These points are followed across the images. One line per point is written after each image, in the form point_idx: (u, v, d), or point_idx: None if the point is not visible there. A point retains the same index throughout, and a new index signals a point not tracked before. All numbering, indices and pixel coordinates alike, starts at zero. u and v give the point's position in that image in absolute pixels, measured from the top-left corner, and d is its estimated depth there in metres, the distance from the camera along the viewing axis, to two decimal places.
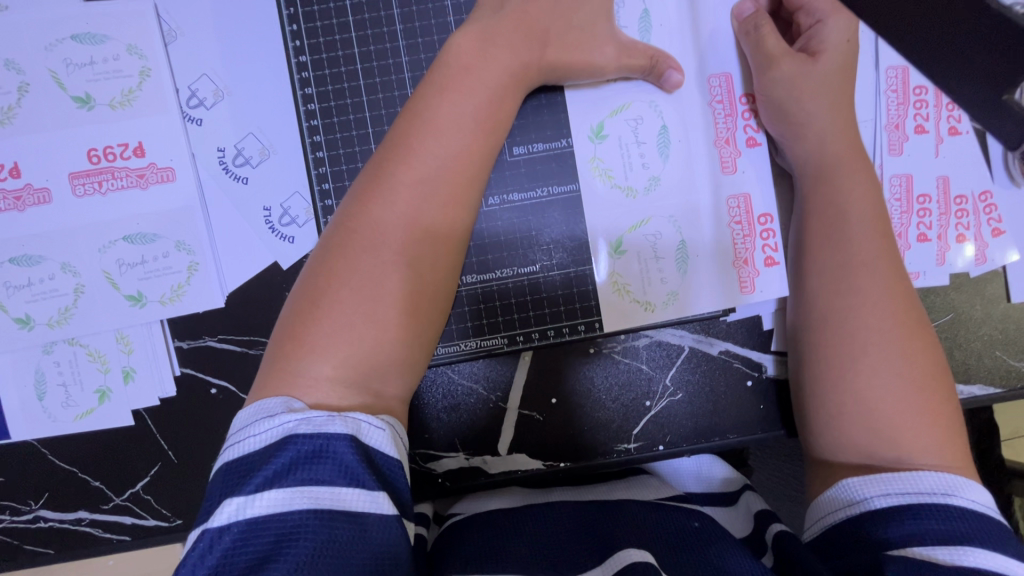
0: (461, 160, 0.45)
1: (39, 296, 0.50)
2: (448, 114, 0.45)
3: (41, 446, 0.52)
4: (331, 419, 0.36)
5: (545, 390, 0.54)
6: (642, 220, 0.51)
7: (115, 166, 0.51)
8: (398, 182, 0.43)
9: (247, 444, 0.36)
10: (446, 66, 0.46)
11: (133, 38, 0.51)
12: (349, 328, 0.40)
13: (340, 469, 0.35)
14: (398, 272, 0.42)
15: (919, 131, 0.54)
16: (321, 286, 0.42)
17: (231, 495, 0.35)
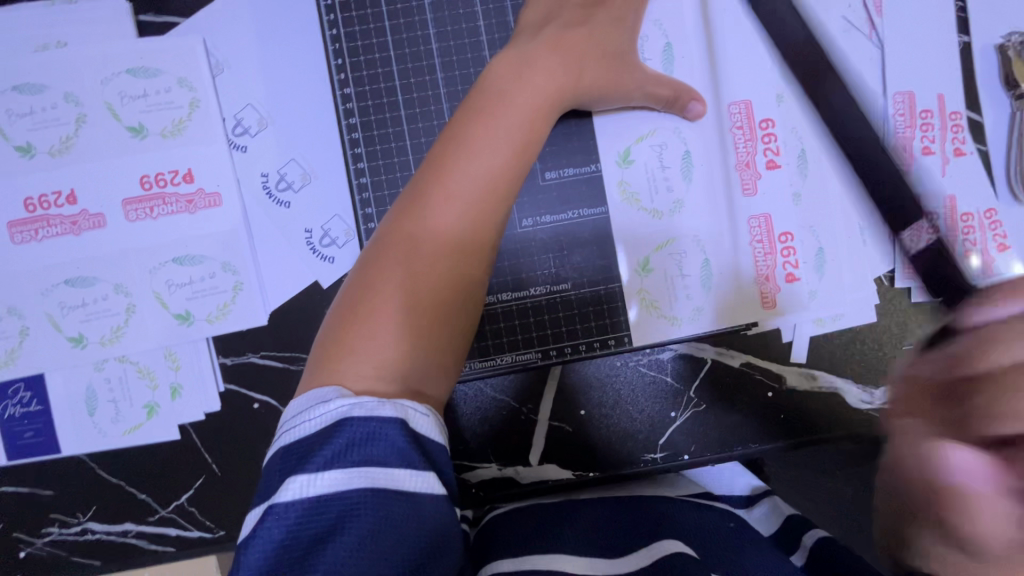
0: (495, 173, 0.46)
1: (92, 316, 0.53)
2: (484, 129, 0.46)
3: (90, 460, 0.54)
4: (383, 405, 0.39)
5: (575, 402, 0.56)
6: (667, 240, 0.54)
7: (166, 192, 0.53)
8: (434, 198, 0.44)
9: (304, 427, 0.39)
10: (484, 88, 0.48)
11: (183, 72, 0.54)
12: (390, 339, 0.42)
13: (394, 452, 0.38)
14: (432, 281, 0.44)
15: (926, 153, 0.57)
16: (362, 297, 0.43)
17: (292, 475, 0.37)
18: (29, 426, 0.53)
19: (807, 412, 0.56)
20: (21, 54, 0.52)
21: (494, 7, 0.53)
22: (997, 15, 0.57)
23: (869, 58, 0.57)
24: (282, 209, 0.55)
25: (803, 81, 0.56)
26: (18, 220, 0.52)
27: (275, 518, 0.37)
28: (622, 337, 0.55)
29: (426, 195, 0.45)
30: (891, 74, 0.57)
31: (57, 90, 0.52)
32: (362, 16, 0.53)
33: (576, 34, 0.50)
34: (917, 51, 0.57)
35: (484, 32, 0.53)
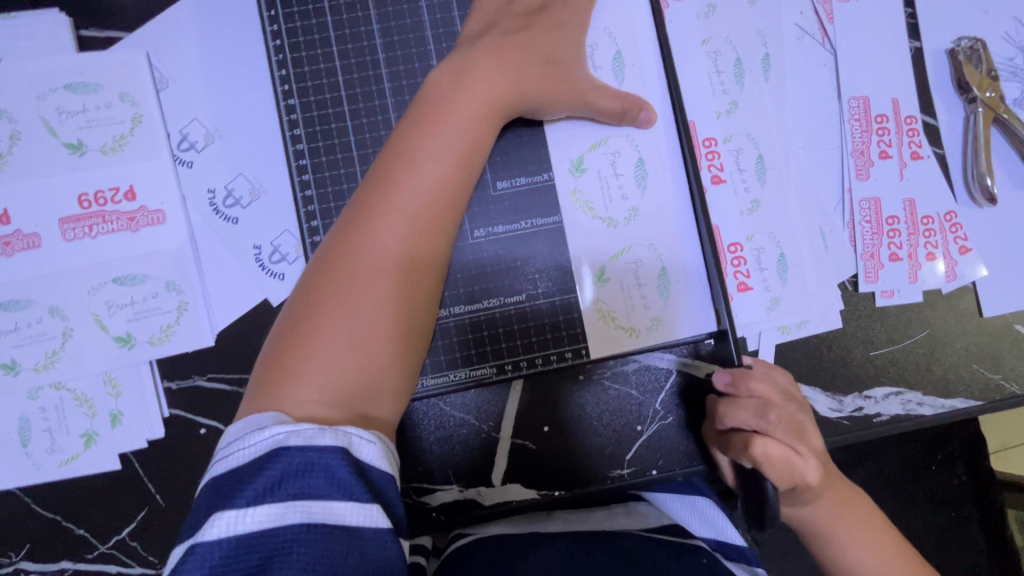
0: (437, 186, 0.45)
1: (25, 341, 0.50)
2: (425, 142, 0.45)
3: (23, 494, 0.51)
4: (322, 432, 0.38)
5: (538, 419, 0.54)
6: (623, 248, 0.52)
7: (106, 210, 0.51)
8: (377, 214, 0.43)
9: (238, 456, 0.38)
10: (424, 99, 0.47)
11: (125, 86, 0.52)
12: (334, 359, 0.41)
13: (333, 482, 0.36)
14: (374, 298, 0.42)
15: (883, 157, 0.57)
16: (304, 318, 0.42)
17: (222, 509, 0.36)
18: None
19: None
20: None
21: (442, 16, 0.52)
22: (946, 22, 0.57)
23: (822, 65, 0.57)
24: (229, 225, 0.53)
25: (759, 88, 0.56)
26: None
27: (202, 555, 0.35)
28: (580, 350, 0.51)
29: (370, 211, 0.44)
30: (845, 79, 0.57)
31: None
32: (305, 25, 0.51)
33: (518, 38, 0.49)
34: (871, 57, 0.57)
35: (431, 39, 0.52)
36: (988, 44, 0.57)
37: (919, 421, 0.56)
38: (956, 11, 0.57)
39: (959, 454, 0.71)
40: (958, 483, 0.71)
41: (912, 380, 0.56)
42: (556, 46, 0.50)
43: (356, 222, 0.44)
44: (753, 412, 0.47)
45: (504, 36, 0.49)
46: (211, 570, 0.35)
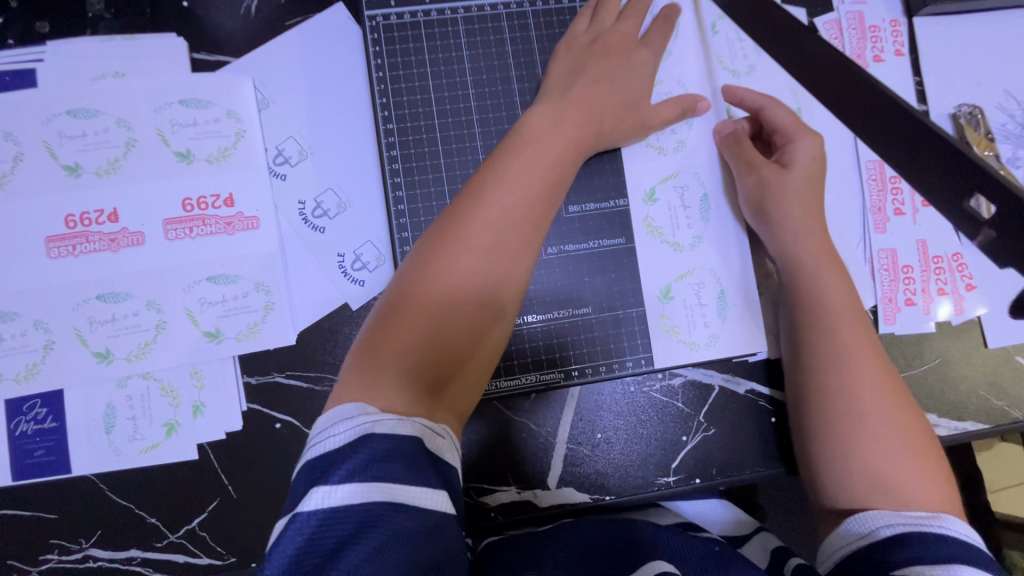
0: (527, 211, 0.49)
1: (120, 331, 0.53)
2: (517, 172, 0.50)
3: (100, 482, 0.53)
4: (402, 422, 0.40)
5: (592, 426, 0.58)
6: (687, 270, 0.60)
7: (206, 214, 0.56)
8: (468, 227, 0.48)
9: (329, 442, 0.40)
10: (520, 135, 0.52)
11: (233, 105, 0.57)
12: (417, 356, 0.44)
13: (416, 467, 0.39)
14: (461, 303, 0.46)
15: (898, 214, 0.64)
16: (397, 312, 0.45)
17: (315, 486, 0.38)
18: (41, 443, 0.52)
19: None
20: (79, 82, 0.55)
21: (525, 61, 0.60)
22: (951, 90, 0.66)
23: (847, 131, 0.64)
24: (317, 234, 0.58)
25: None
26: (56, 236, 0.53)
27: (293, 527, 0.37)
28: (649, 358, 0.59)
29: (460, 226, 0.48)
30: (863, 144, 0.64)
31: (112, 115, 0.55)
32: (405, 60, 0.58)
33: (599, 86, 0.55)
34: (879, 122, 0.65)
35: (515, 80, 0.59)
36: (986, 110, 0.66)
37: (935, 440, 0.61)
38: (960, 81, 0.66)
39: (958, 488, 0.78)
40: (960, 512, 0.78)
41: (926, 402, 0.62)
42: (628, 89, 0.57)
43: (449, 232, 0.48)
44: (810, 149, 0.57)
45: (576, 78, 0.56)
46: (303, 541, 0.36)
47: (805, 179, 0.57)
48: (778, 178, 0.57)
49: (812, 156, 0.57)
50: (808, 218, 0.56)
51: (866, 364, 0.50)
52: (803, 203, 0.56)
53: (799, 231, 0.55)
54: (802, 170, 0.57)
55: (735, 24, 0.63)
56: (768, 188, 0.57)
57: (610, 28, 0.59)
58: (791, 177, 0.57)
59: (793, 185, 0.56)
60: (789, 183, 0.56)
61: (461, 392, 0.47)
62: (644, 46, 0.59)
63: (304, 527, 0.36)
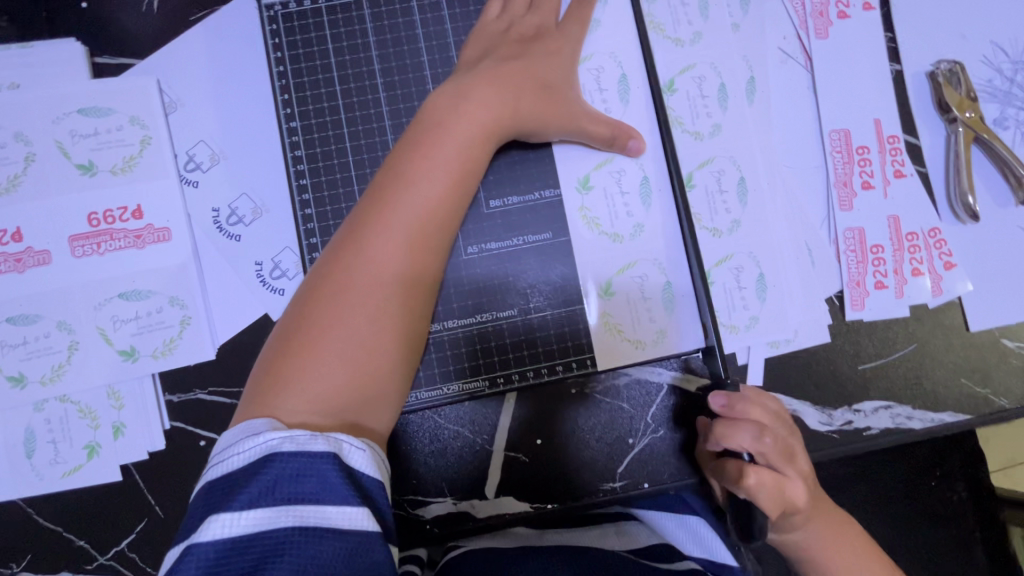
0: (432, 206, 0.46)
1: (33, 355, 0.52)
2: (420, 167, 0.46)
3: (26, 506, 0.52)
4: (315, 438, 0.37)
5: (529, 432, 0.55)
6: (629, 263, 0.55)
7: (115, 228, 0.53)
8: (370, 235, 0.44)
9: (234, 461, 0.37)
10: (422, 123, 0.48)
11: (136, 111, 0.54)
12: (328, 367, 0.41)
13: (330, 485, 0.36)
14: (368, 312, 0.43)
15: (866, 187, 0.58)
16: (297, 334, 0.42)
17: (214, 513, 0.35)
18: None
19: None
20: None
21: (438, 44, 0.55)
22: (925, 46, 0.59)
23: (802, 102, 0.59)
24: (232, 242, 0.55)
25: (743, 110, 0.57)
26: None
27: (195, 556, 0.35)
28: (585, 360, 0.55)
29: (364, 227, 0.44)
30: (819, 114, 0.59)
31: (11, 129, 0.52)
32: (308, 53, 0.54)
33: (512, 69, 0.51)
34: None
35: (428, 65, 0.55)
36: (969, 65, 0.59)
37: (909, 433, 0.57)
38: (936, 35, 0.60)
39: (954, 473, 0.73)
40: (957, 499, 0.73)
41: (901, 394, 0.57)
42: (546, 77, 0.52)
43: (355, 234, 0.44)
44: (751, 435, 0.47)
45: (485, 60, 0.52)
46: (210, 571, 0.34)
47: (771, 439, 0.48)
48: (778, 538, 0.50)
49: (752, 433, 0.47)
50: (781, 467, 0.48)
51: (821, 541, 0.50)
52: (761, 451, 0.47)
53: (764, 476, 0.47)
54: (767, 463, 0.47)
55: None
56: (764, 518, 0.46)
57: (523, 16, 0.54)
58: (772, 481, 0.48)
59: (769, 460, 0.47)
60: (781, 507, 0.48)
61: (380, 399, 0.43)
62: (561, 28, 0.54)
63: (206, 557, 0.34)
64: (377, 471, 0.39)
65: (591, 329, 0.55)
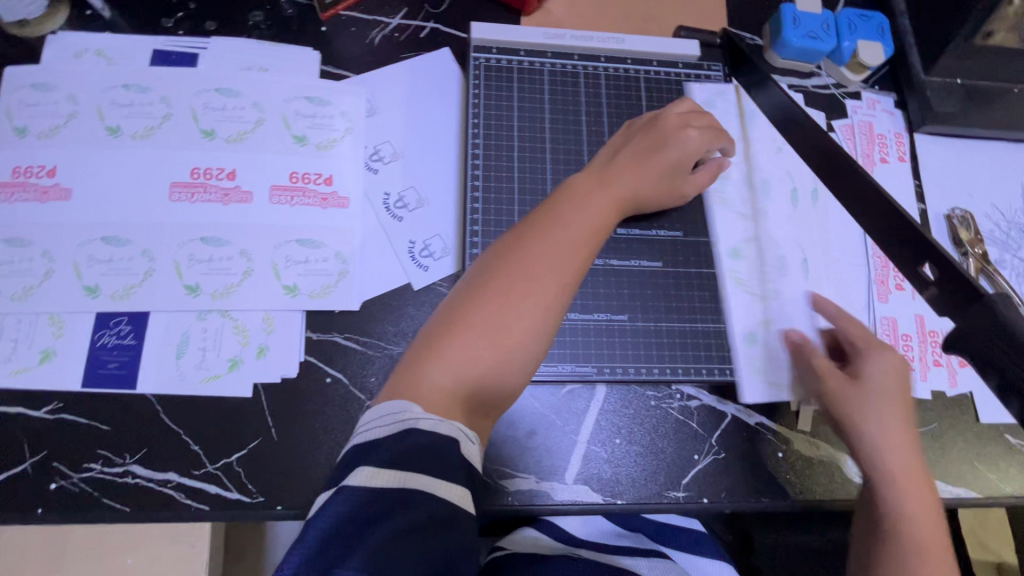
0: (575, 249, 0.52)
1: (213, 271, 0.60)
2: (571, 216, 0.54)
3: (158, 402, 0.57)
4: (442, 422, 0.44)
5: (612, 431, 0.62)
6: (767, 319, 0.66)
7: (307, 188, 0.65)
8: (524, 261, 0.51)
9: (373, 433, 0.44)
10: (576, 187, 0.57)
11: (347, 108, 0.69)
12: (466, 360, 0.47)
13: (451, 461, 0.42)
14: (509, 324, 0.49)
15: (899, 288, 0.71)
16: (448, 329, 0.48)
17: (358, 468, 0.41)
18: (116, 356, 0.57)
19: (808, 474, 0.64)
20: (229, 68, 0.67)
21: (594, 102, 0.69)
22: (943, 196, 0.77)
23: None
24: (395, 221, 0.66)
25: (808, 208, 0.72)
26: (180, 183, 0.62)
27: (334, 504, 0.39)
28: (681, 369, 0.63)
29: (515, 258, 0.51)
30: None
31: (250, 98, 0.66)
32: (499, 91, 0.68)
33: (646, 146, 0.60)
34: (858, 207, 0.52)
35: (585, 118, 0.69)
36: (976, 217, 0.77)
37: None
38: (951, 190, 0.78)
39: None
40: None
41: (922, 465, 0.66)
42: (675, 155, 0.61)
43: (497, 282, 0.50)
44: (883, 367, 0.58)
45: (637, 146, 0.61)
46: (344, 515, 0.38)
47: (884, 386, 0.57)
48: (869, 437, 0.56)
49: (888, 369, 0.58)
50: (892, 423, 0.56)
51: (919, 502, 0.54)
52: (888, 415, 0.56)
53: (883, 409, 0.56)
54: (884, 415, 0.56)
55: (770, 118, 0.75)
56: (848, 401, 0.57)
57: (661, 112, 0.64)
58: (873, 400, 0.57)
59: (874, 400, 0.57)
60: (858, 403, 0.57)
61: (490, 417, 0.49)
62: (693, 124, 0.63)
63: (345, 503, 0.39)
64: (473, 465, 0.45)
65: (692, 351, 0.64)
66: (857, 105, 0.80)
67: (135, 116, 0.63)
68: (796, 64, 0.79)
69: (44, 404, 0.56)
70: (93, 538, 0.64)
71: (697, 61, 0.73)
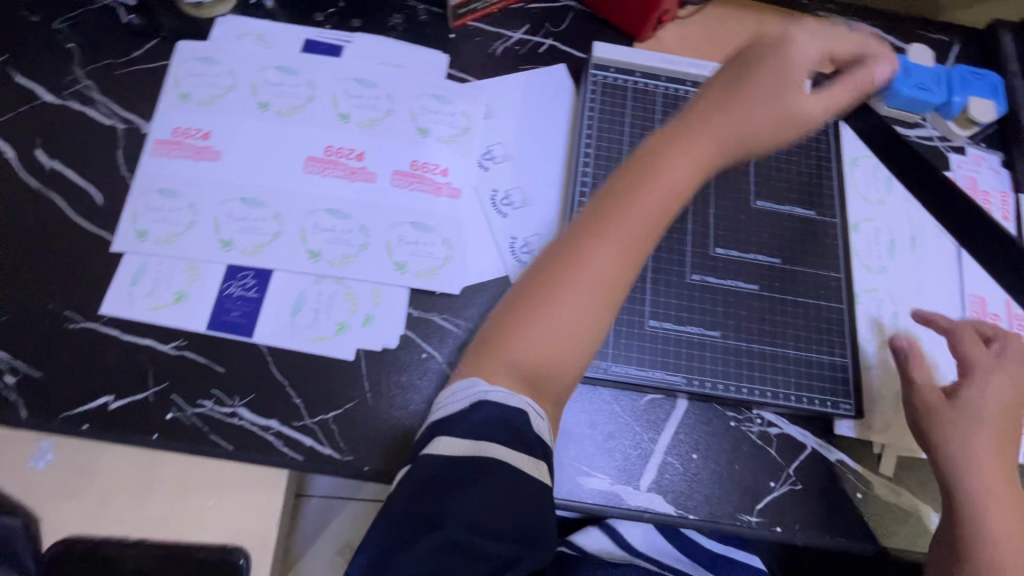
0: (632, 246, 0.53)
1: (334, 240, 0.65)
2: (630, 210, 0.53)
3: (270, 353, 0.61)
4: (510, 397, 0.48)
5: (689, 445, 0.63)
6: (873, 364, 0.66)
7: (425, 176, 0.69)
8: (583, 258, 0.52)
9: (451, 405, 0.49)
10: (634, 168, 0.55)
11: (468, 108, 0.74)
12: (528, 349, 0.50)
13: (520, 435, 0.47)
14: (571, 323, 0.51)
15: None
16: (509, 324, 0.51)
17: (438, 436, 0.47)
18: (240, 306, 0.62)
19: (887, 520, 0.62)
20: (368, 62, 0.73)
21: None
22: None
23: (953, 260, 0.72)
24: (500, 216, 0.69)
25: (908, 258, 0.71)
26: (315, 158, 0.67)
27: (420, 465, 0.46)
28: (769, 391, 0.63)
29: (565, 253, 0.53)
30: (969, 278, 0.72)
31: (384, 90, 0.72)
32: (613, 108, 0.72)
33: (730, 96, 0.56)
34: None
35: None
36: None
37: None
38: None
39: None
40: None
41: None
42: (784, 88, 0.55)
43: (543, 277, 0.52)
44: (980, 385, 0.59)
45: (709, 112, 0.55)
46: (429, 477, 0.45)
47: (970, 406, 0.58)
48: (948, 454, 0.57)
49: (1001, 392, 0.58)
50: (982, 445, 0.57)
51: (998, 515, 0.55)
52: (974, 437, 0.57)
53: (961, 422, 0.57)
54: (979, 434, 0.57)
55: (875, 163, 0.75)
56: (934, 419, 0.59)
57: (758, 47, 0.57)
58: (961, 419, 0.57)
59: (969, 419, 0.57)
60: (959, 423, 0.57)
61: (559, 400, 0.52)
62: (812, 50, 0.57)
63: (429, 466, 0.46)
64: (548, 442, 0.49)
65: (783, 377, 0.64)
66: (961, 159, 0.79)
67: (284, 94, 0.70)
68: (900, 113, 0.79)
69: (171, 340, 0.61)
70: (178, 476, 0.68)
71: None
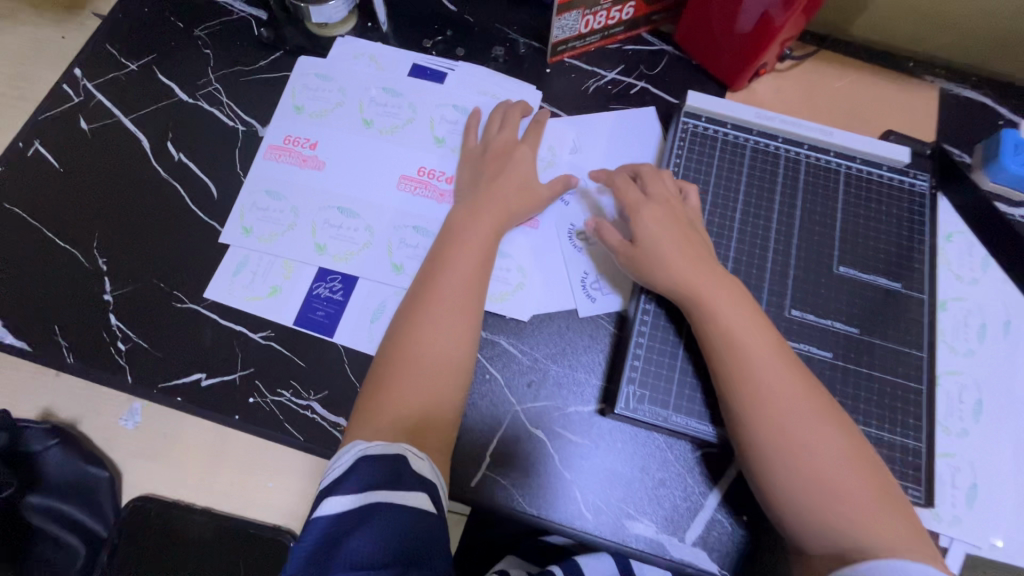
0: (460, 292, 0.61)
1: (417, 256, 0.68)
2: (460, 262, 0.62)
3: (346, 354, 0.65)
4: (387, 445, 0.52)
5: (741, 506, 0.62)
6: (948, 453, 0.63)
7: None
8: (426, 308, 0.60)
9: (336, 468, 0.52)
10: (460, 220, 0.66)
11: (554, 142, 0.76)
12: (404, 402, 0.56)
13: (402, 476, 0.50)
14: (415, 371, 0.57)
15: None
16: (385, 381, 0.57)
17: (328, 498, 0.49)
18: (325, 306, 0.67)
19: None
20: (466, 91, 0.77)
21: (791, 181, 0.71)
22: None
23: None
24: (575, 249, 0.71)
25: (999, 343, 0.68)
26: (408, 177, 0.72)
27: (312, 527, 0.47)
28: None
29: (425, 300, 0.60)
30: None
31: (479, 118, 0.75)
32: (700, 156, 0.72)
33: (509, 168, 0.69)
34: None
35: (778, 195, 0.70)
36: None
37: None
38: None
39: None
40: None
41: None
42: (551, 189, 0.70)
43: (403, 330, 0.60)
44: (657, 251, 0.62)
45: (491, 183, 0.68)
46: (324, 536, 0.46)
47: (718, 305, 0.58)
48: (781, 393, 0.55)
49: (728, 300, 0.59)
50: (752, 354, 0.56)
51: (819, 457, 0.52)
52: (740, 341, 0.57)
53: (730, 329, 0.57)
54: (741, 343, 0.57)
55: (971, 240, 0.73)
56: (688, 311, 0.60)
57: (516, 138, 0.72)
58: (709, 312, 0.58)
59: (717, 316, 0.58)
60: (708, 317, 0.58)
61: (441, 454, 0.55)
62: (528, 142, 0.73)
63: (321, 526, 0.47)
64: (432, 480, 0.52)
65: None
66: None
67: (386, 114, 0.75)
68: (1005, 190, 0.74)
69: (260, 330, 0.66)
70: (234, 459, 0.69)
71: (902, 167, 0.72)
